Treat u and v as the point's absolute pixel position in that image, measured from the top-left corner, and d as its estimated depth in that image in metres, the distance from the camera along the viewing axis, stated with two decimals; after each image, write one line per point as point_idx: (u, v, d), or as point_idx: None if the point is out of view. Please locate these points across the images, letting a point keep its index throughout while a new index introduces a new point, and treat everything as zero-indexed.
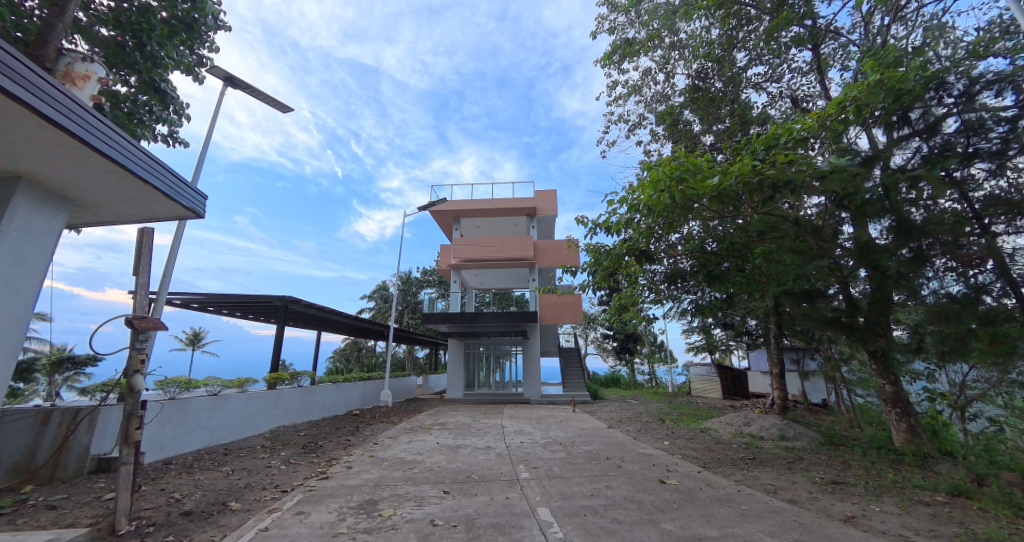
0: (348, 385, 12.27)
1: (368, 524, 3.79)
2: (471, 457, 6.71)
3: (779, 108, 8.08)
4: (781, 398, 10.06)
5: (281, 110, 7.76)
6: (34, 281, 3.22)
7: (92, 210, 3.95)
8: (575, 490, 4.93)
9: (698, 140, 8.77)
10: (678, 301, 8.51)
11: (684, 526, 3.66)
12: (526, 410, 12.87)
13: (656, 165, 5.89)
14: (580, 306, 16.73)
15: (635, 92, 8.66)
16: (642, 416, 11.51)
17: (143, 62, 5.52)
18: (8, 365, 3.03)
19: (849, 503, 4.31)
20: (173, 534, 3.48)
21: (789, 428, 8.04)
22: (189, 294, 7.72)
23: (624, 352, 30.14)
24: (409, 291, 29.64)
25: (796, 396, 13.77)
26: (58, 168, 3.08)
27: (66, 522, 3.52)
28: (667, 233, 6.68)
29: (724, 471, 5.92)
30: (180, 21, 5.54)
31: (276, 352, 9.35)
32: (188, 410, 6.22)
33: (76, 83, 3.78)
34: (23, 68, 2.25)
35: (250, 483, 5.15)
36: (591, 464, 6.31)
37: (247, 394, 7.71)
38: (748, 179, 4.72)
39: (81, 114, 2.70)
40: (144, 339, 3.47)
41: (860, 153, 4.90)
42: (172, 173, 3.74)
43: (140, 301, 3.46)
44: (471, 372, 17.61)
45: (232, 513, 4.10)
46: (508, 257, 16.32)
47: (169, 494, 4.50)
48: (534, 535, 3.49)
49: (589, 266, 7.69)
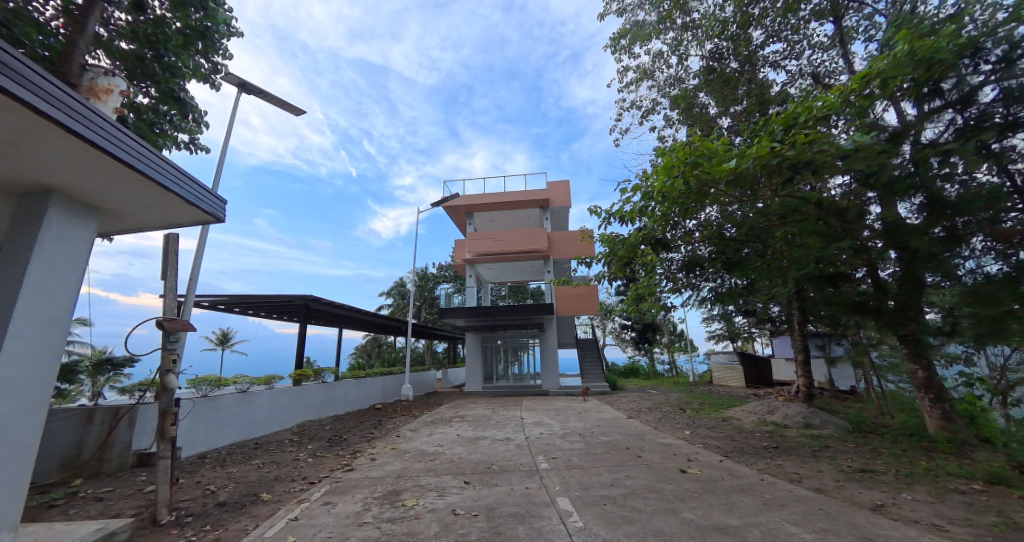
0: (370, 381, 12.54)
1: (391, 513, 3.90)
2: (491, 448, 6.81)
3: (799, 87, 7.75)
4: (806, 386, 9.86)
5: (294, 113, 7.91)
6: (70, 288, 3.41)
7: (118, 218, 4.12)
8: (595, 480, 4.96)
9: (715, 123, 8.47)
10: (698, 290, 8.35)
11: (705, 515, 3.65)
12: (545, 402, 12.89)
13: (671, 150, 5.87)
14: (595, 297, 16.58)
15: (647, 76, 8.44)
16: (662, 405, 11.44)
17: (161, 73, 5.72)
18: (50, 368, 3.25)
19: (878, 491, 4.19)
20: (209, 524, 3.68)
21: (814, 416, 7.88)
22: (216, 295, 7.98)
23: (643, 342, 29.82)
24: (426, 287, 30.11)
25: (822, 383, 13.43)
26: (87, 179, 3.23)
27: (112, 512, 3.80)
28: (682, 219, 6.61)
29: (745, 460, 5.88)
30: (194, 31, 5.68)
31: (300, 351, 9.61)
32: (219, 406, 6.49)
33: (99, 96, 3.93)
34: (51, 86, 2.39)
35: (279, 475, 5.36)
36: (609, 454, 6.32)
37: (273, 391, 7.96)
38: (766, 162, 4.69)
39: (104, 127, 2.80)
40: (175, 339, 3.66)
41: (886, 129, 4.71)
42: (194, 181, 3.88)
43: (169, 303, 3.67)
44: (490, 365, 17.70)
45: (263, 503, 4.30)
46: (522, 250, 16.26)
47: (205, 486, 4.75)
48: (553, 524, 3.54)
49: (603, 257, 7.74)
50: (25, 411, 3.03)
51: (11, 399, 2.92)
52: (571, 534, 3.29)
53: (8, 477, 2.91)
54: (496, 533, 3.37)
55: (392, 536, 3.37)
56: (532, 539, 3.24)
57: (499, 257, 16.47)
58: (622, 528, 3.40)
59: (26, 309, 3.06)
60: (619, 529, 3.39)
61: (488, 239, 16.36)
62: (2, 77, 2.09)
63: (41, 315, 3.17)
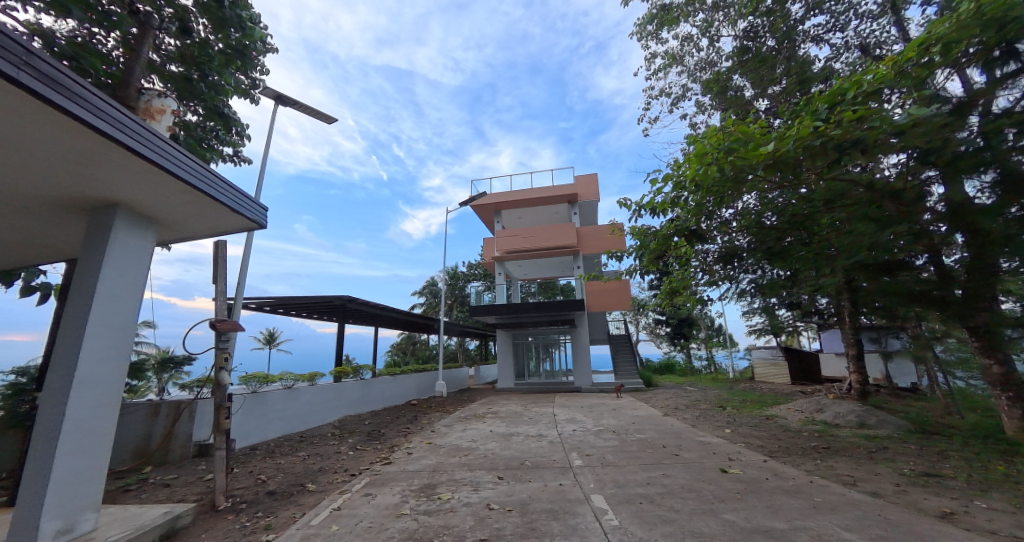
0: (406, 377, 12.92)
1: (428, 506, 4.02)
2: (524, 444, 6.85)
3: (845, 61, 7.19)
4: (860, 383, 9.22)
5: (327, 122, 8.26)
6: (135, 293, 3.75)
7: (174, 227, 4.47)
8: (630, 478, 4.87)
9: (752, 106, 8.02)
10: (736, 283, 7.97)
11: (748, 517, 3.49)
12: (579, 399, 12.78)
13: (703, 137, 5.64)
14: (626, 292, 16.29)
15: (676, 61, 8.12)
16: (700, 403, 11.03)
17: (207, 91, 6.15)
18: (120, 366, 3.59)
19: (946, 498, 3.85)
20: (261, 510, 3.96)
21: (870, 415, 7.35)
22: (262, 298, 8.52)
23: (679, 337, 28.86)
24: (457, 286, 30.57)
25: (879, 379, 12.49)
26: (145, 192, 3.52)
27: (177, 497, 4.16)
28: (718, 208, 6.33)
29: (791, 460, 5.58)
30: (234, 50, 6.05)
31: (339, 349, 10.07)
32: (267, 402, 6.92)
33: (154, 117, 4.27)
34: (111, 109, 2.63)
35: (323, 467, 5.65)
36: (645, 452, 6.17)
37: (316, 387, 8.39)
38: (809, 143, 4.45)
39: (158, 144, 3.05)
40: (226, 339, 3.94)
41: (950, 100, 4.28)
42: (237, 190, 4.15)
43: (220, 305, 3.95)
44: (522, 362, 17.76)
45: (309, 493, 4.55)
46: (552, 246, 16.17)
47: (256, 476, 5.10)
48: (588, 522, 3.51)
49: (635, 250, 7.58)
50: (101, 405, 3.38)
51: (89, 396, 3.26)
52: (606, 533, 3.24)
53: (87, 464, 3.25)
54: (530, 529, 3.39)
55: (429, 528, 3.48)
56: (566, 535, 3.23)
57: (529, 254, 16.45)
58: (658, 528, 3.32)
59: (98, 315, 3.40)
60: (656, 529, 3.31)
61: (517, 236, 16.40)
62: (68, 103, 2.33)
63: (111, 318, 3.50)
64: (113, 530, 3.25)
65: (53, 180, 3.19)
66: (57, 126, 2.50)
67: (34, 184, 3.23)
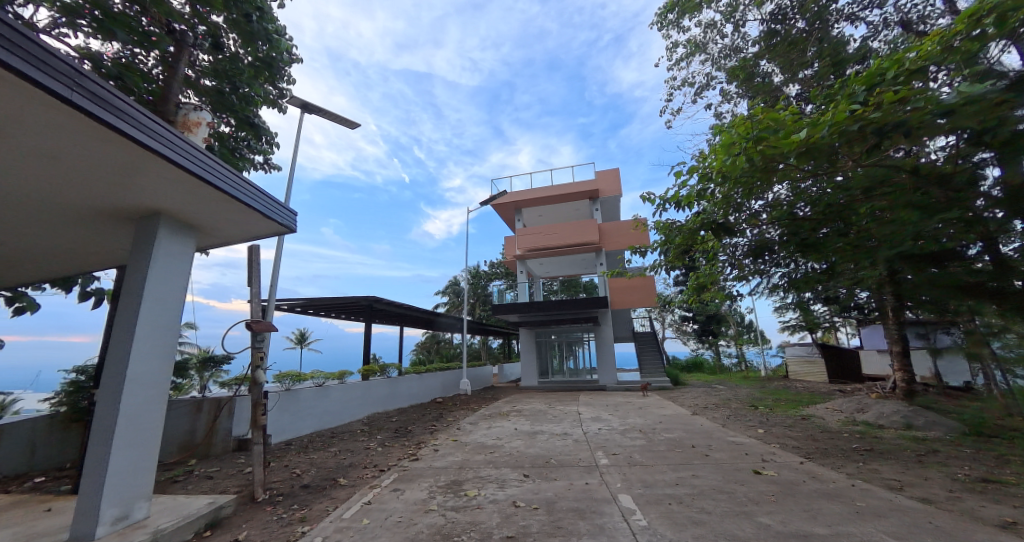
0: (431, 375, 13.15)
1: (455, 502, 4.09)
2: (549, 443, 6.85)
3: (884, 39, 6.75)
4: (906, 382, 8.69)
5: (351, 127, 8.49)
6: (179, 296, 3.98)
7: (212, 233, 4.72)
8: (658, 478, 4.79)
9: (781, 92, 7.67)
10: (768, 277, 7.66)
11: (784, 520, 3.36)
12: (604, 397, 12.64)
13: (730, 127, 5.45)
14: (652, 288, 15.94)
15: (699, 49, 7.87)
16: (730, 402, 10.68)
17: (238, 103, 6.46)
18: (166, 364, 3.82)
19: (1006, 506, 3.57)
20: (296, 503, 4.13)
21: (917, 416, 6.92)
22: (293, 299, 8.85)
23: (707, 335, 28.02)
24: (480, 284, 30.80)
25: (927, 377, 11.73)
26: (185, 201, 3.74)
27: (220, 489, 4.40)
28: (746, 200, 6.09)
29: (830, 462, 5.31)
30: (262, 62, 6.34)
31: (367, 348, 10.36)
32: (300, 399, 7.21)
33: (191, 129, 4.53)
34: (152, 124, 2.81)
35: (353, 462, 5.84)
36: (673, 452, 6.04)
37: (345, 385, 8.67)
38: (845, 128, 4.21)
39: (195, 155, 3.23)
40: (261, 339, 4.13)
41: (1009, 74, 3.93)
42: (269, 197, 4.33)
43: (255, 306, 4.14)
44: (545, 360, 17.71)
45: (341, 487, 4.72)
46: (574, 243, 16.02)
47: (291, 470, 5.32)
48: (615, 522, 3.47)
49: (659, 246, 7.42)
50: (151, 401, 3.62)
51: (140, 392, 3.50)
52: (634, 533, 3.20)
53: (139, 456, 3.49)
54: (556, 527, 3.39)
55: (456, 523, 3.54)
56: (593, 535, 3.21)
57: (551, 252, 16.37)
58: (689, 530, 3.24)
59: (146, 316, 3.64)
60: (687, 531, 3.24)
61: (538, 233, 16.34)
62: (114, 120, 2.50)
63: (157, 319, 3.74)
64: (163, 518, 3.48)
65: (104, 193, 3.44)
66: (105, 141, 2.69)
67: (87, 196, 3.50)
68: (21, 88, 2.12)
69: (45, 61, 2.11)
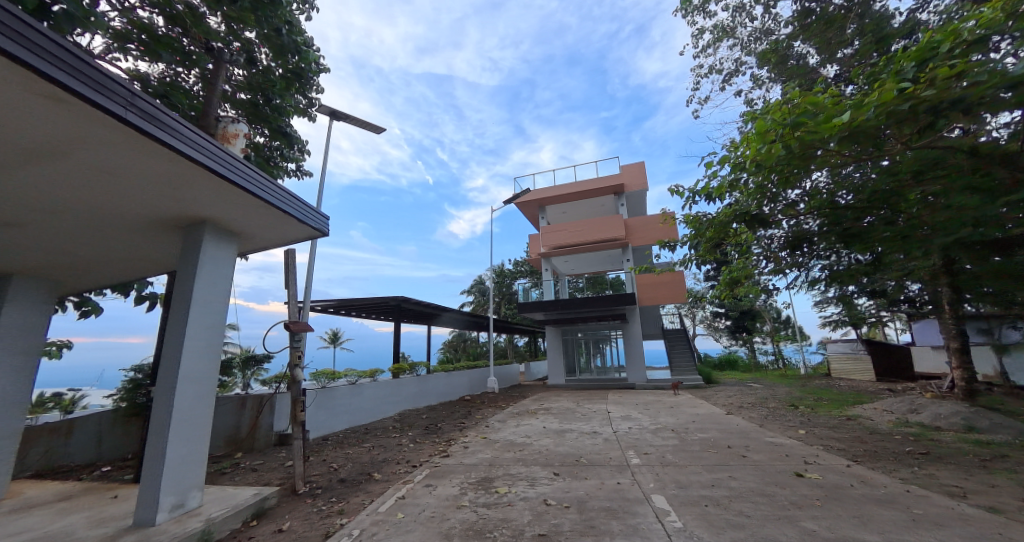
0: (459, 373, 13.32)
1: (486, 499, 4.13)
2: (578, 441, 6.79)
3: (934, 10, 6.24)
4: (965, 380, 8.03)
5: (376, 132, 8.71)
6: (223, 298, 4.23)
7: (252, 239, 4.99)
8: (693, 479, 4.65)
9: (818, 74, 7.23)
10: (807, 270, 7.26)
11: (831, 526, 3.19)
12: (633, 396, 12.41)
13: (764, 113, 5.19)
14: (682, 284, 15.46)
15: (727, 34, 7.54)
16: (767, 401, 10.22)
17: (272, 113, 6.77)
18: (213, 363, 4.06)
19: None
20: (334, 496, 4.31)
21: (980, 418, 6.38)
22: (326, 300, 9.18)
23: (741, 331, 26.92)
24: (504, 283, 30.90)
25: (990, 376, 10.81)
26: (227, 209, 3.97)
27: (264, 481, 4.65)
28: (783, 189, 5.79)
29: (881, 466, 4.99)
30: (292, 73, 6.60)
31: (396, 346, 10.62)
32: (334, 396, 7.49)
33: (230, 141, 4.78)
34: (197, 138, 3.01)
35: (386, 458, 6.02)
36: (708, 452, 5.85)
37: (377, 383, 8.92)
38: (894, 109, 3.92)
39: (236, 165, 3.42)
40: (299, 339, 4.33)
41: None
42: (303, 202, 4.53)
43: (292, 308, 4.34)
44: (573, 358, 17.55)
45: (375, 482, 4.88)
46: (600, 240, 15.76)
47: (329, 464, 5.55)
48: (649, 523, 3.40)
49: (689, 239, 7.18)
50: (201, 398, 3.86)
51: (190, 389, 3.74)
52: (670, 535, 3.14)
53: (191, 449, 3.73)
54: (589, 527, 3.37)
55: (488, 520, 3.59)
56: (627, 535, 3.17)
57: (576, 249, 16.18)
58: (728, 533, 3.14)
59: (195, 318, 3.89)
60: (724, 533, 3.14)
61: (563, 231, 16.19)
62: (164, 136, 2.70)
63: (204, 320, 3.98)
64: (215, 506, 3.72)
65: (156, 204, 3.71)
66: (156, 156, 2.90)
67: (142, 208, 3.78)
68: (83, 109, 2.32)
69: (103, 84, 2.30)
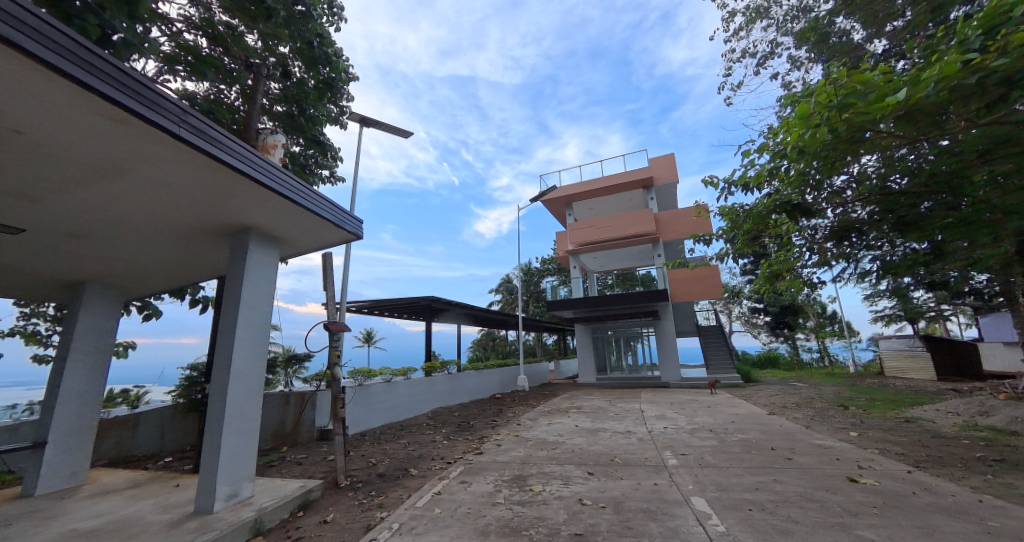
0: (490, 372, 13.43)
1: (521, 497, 4.16)
2: (612, 440, 6.69)
3: None
4: None
5: (404, 136, 8.91)
6: (268, 301, 4.47)
7: (292, 244, 5.24)
8: (735, 482, 4.47)
9: (865, 50, 6.72)
10: (856, 262, 6.78)
11: (889, 536, 2.98)
12: (668, 394, 12.06)
13: (805, 96, 4.88)
14: (717, 278, 14.83)
15: (761, 15, 7.15)
16: (813, 401, 9.65)
17: (306, 123, 7.07)
18: (260, 362, 4.30)
19: None
20: (373, 490, 4.48)
21: None
22: (360, 301, 9.52)
23: (782, 327, 25.52)
24: (532, 281, 30.83)
25: None
26: (269, 216, 4.19)
27: (309, 474, 4.90)
28: (827, 176, 5.43)
29: (947, 473, 4.59)
30: (324, 83, 6.87)
31: (428, 345, 10.85)
32: (370, 394, 7.76)
33: (269, 151, 5.04)
34: (241, 149, 3.19)
35: (422, 454, 6.18)
36: (749, 454, 5.60)
37: (410, 381, 9.16)
38: (955, 83, 3.58)
39: (276, 174, 3.61)
40: (337, 339, 4.52)
41: None
42: (338, 207, 4.71)
43: (330, 309, 4.54)
44: (604, 356, 17.28)
45: (412, 477, 5.02)
46: (630, 235, 15.40)
47: (368, 459, 5.76)
48: (689, 526, 3.30)
49: (725, 232, 6.87)
50: (250, 395, 4.11)
51: (240, 386, 3.98)
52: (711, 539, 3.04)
53: (242, 442, 3.98)
54: (626, 528, 3.31)
55: (522, 518, 3.61)
56: (665, 537, 3.10)
57: (606, 245, 15.90)
58: (774, 539, 3.00)
59: (243, 319, 4.14)
60: (771, 539, 3.01)
61: (592, 227, 15.95)
62: (212, 148, 2.88)
63: (251, 321, 4.22)
64: (265, 497, 3.96)
65: (206, 213, 3.97)
66: (206, 168, 3.11)
67: (194, 218, 4.06)
68: (142, 128, 2.52)
69: (158, 103, 2.49)
